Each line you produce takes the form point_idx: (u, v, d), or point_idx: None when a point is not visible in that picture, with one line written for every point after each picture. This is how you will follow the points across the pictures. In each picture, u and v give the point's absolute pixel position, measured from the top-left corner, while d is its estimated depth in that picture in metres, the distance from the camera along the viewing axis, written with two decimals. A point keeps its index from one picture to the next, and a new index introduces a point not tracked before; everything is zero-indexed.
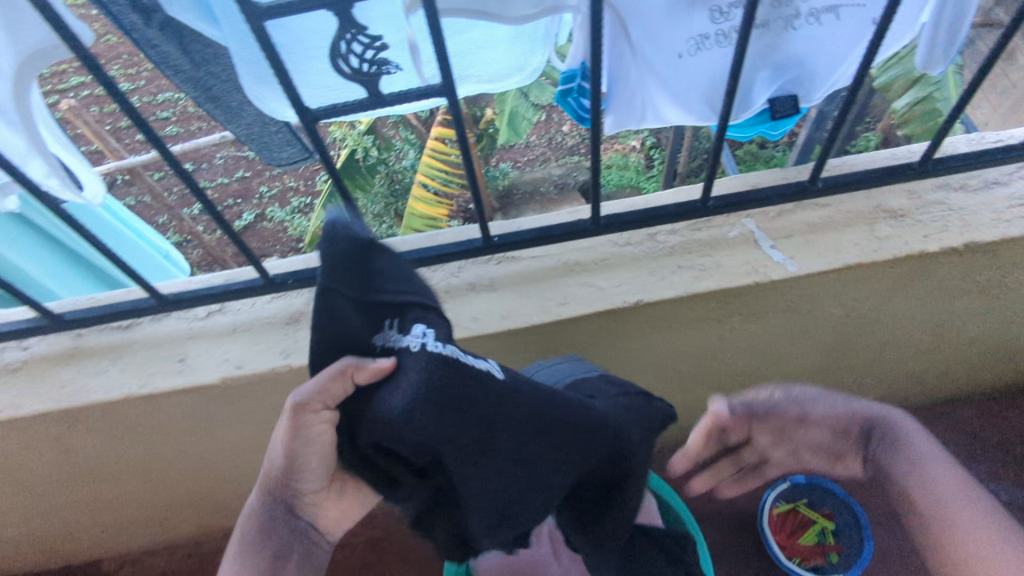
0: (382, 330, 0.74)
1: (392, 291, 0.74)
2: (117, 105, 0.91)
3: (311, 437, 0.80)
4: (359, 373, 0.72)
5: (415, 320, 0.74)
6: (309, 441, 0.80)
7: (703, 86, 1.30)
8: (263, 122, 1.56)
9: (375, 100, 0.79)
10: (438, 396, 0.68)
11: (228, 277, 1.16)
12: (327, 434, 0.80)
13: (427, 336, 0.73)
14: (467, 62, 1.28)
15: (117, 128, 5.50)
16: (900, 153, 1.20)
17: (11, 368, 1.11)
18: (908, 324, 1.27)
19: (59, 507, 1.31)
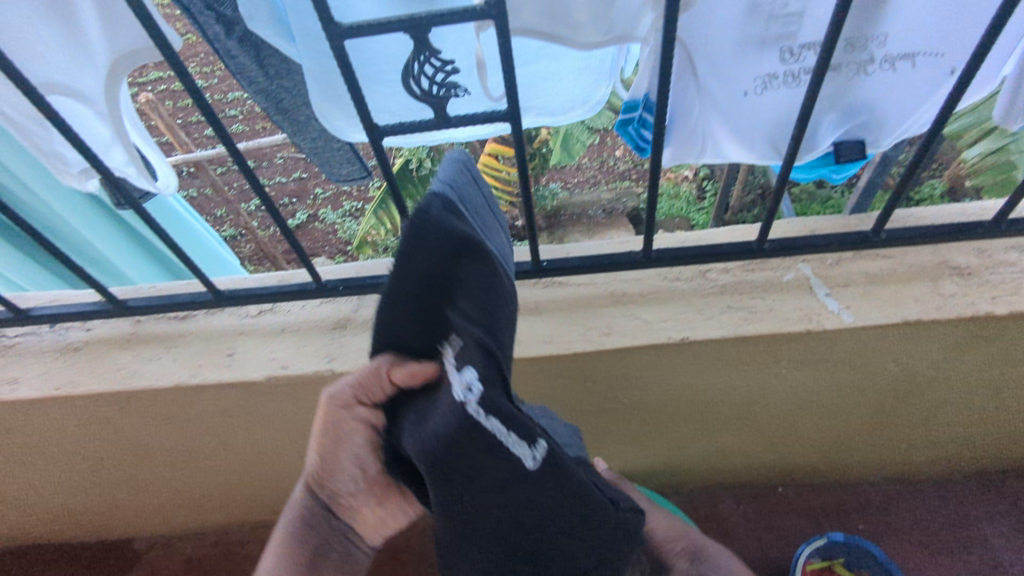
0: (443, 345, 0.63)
1: (461, 315, 0.62)
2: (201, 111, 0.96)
3: (344, 435, 0.79)
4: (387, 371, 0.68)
5: (474, 356, 0.60)
6: (341, 441, 0.79)
7: (766, 126, 1.28)
8: (328, 138, 1.61)
9: (441, 122, 0.81)
10: (448, 461, 0.58)
11: (282, 279, 1.19)
12: (360, 433, 0.79)
13: (471, 395, 0.58)
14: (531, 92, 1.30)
15: (187, 123, 5.77)
16: (971, 210, 1.16)
17: (74, 348, 1.17)
18: (968, 387, 1.20)
19: (101, 484, 1.36)
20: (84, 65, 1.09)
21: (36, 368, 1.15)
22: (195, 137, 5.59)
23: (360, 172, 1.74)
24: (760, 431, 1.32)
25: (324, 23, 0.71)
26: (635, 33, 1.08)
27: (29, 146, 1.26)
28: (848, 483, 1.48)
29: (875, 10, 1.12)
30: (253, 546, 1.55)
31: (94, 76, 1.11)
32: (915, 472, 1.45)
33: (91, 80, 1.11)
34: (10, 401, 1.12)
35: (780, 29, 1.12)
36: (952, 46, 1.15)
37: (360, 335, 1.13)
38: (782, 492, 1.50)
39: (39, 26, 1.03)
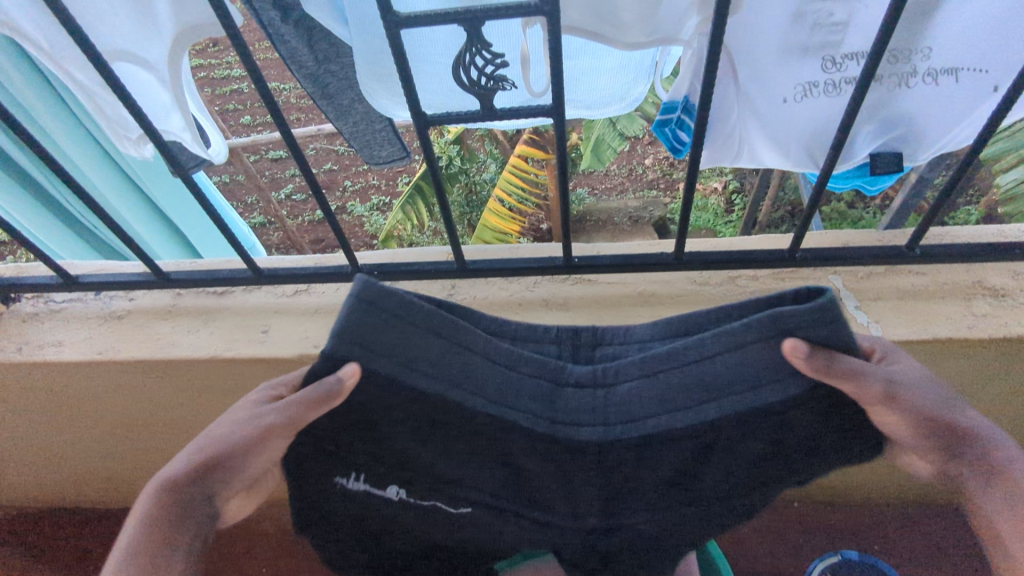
0: (348, 478, 0.79)
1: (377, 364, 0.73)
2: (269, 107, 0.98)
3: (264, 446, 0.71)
4: (333, 396, 0.70)
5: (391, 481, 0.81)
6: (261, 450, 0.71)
7: (803, 134, 1.29)
8: (370, 121, 1.64)
9: (486, 114, 0.84)
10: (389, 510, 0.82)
11: (317, 261, 1.22)
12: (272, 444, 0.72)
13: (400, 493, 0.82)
14: (571, 86, 1.33)
15: (223, 111, 5.90)
16: (1009, 231, 1.15)
17: (117, 315, 1.22)
18: (996, 410, 1.19)
19: (129, 452, 1.40)
20: (151, 33, 1.16)
21: (80, 333, 1.20)
22: (231, 124, 5.71)
23: (399, 153, 1.77)
24: None
25: (382, 11, 0.73)
26: (679, 36, 1.10)
27: (93, 108, 1.33)
28: None
29: (919, 23, 1.12)
30: None
31: (158, 46, 1.18)
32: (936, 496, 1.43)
33: (155, 49, 1.19)
34: (54, 363, 1.16)
35: (823, 38, 1.13)
36: (996, 63, 1.14)
37: None
38: None
39: None
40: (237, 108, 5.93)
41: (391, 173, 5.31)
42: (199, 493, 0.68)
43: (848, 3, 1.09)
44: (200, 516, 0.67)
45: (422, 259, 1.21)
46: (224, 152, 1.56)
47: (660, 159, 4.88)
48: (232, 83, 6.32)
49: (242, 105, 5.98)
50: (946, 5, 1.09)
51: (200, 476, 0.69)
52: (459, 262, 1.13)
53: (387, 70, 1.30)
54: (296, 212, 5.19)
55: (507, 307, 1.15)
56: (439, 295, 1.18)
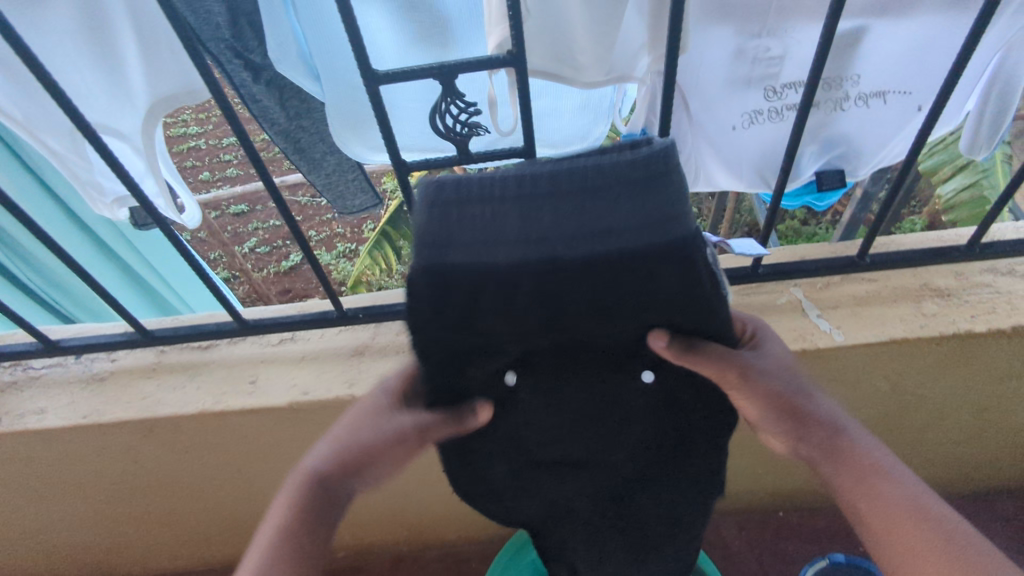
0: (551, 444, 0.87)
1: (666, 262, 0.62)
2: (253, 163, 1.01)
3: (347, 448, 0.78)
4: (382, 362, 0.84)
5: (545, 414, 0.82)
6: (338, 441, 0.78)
7: (754, 159, 1.39)
8: (342, 171, 1.70)
9: (463, 158, 0.89)
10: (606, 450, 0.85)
11: (300, 308, 1.24)
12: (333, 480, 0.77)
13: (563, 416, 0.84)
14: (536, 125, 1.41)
15: (182, 168, 5.89)
16: (947, 236, 1.24)
17: (100, 378, 1.21)
18: (954, 403, 1.27)
19: (115, 517, 1.38)
20: (125, 103, 1.22)
21: (63, 398, 1.18)
22: (191, 180, 5.69)
23: (372, 200, 1.82)
24: (761, 452, 1.36)
25: (362, 70, 0.79)
26: (633, 73, 1.20)
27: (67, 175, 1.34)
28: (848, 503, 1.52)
29: (849, 54, 1.23)
30: None
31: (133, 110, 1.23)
32: None
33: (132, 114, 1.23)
34: (37, 430, 1.15)
35: (762, 71, 1.23)
36: (918, 85, 1.26)
37: (378, 361, 1.18)
38: (783, 516, 1.54)
39: (83, 71, 1.15)
40: (195, 165, 5.93)
41: (357, 220, 5.36)
42: (340, 490, 0.77)
43: (782, 40, 1.18)
44: (335, 515, 0.76)
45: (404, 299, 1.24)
46: (196, 217, 1.58)
47: None
48: (189, 141, 6.33)
49: (200, 161, 5.98)
50: (873, 37, 1.20)
51: (348, 477, 0.77)
52: None
53: (361, 120, 1.38)
54: (261, 264, 5.17)
55: None
56: None
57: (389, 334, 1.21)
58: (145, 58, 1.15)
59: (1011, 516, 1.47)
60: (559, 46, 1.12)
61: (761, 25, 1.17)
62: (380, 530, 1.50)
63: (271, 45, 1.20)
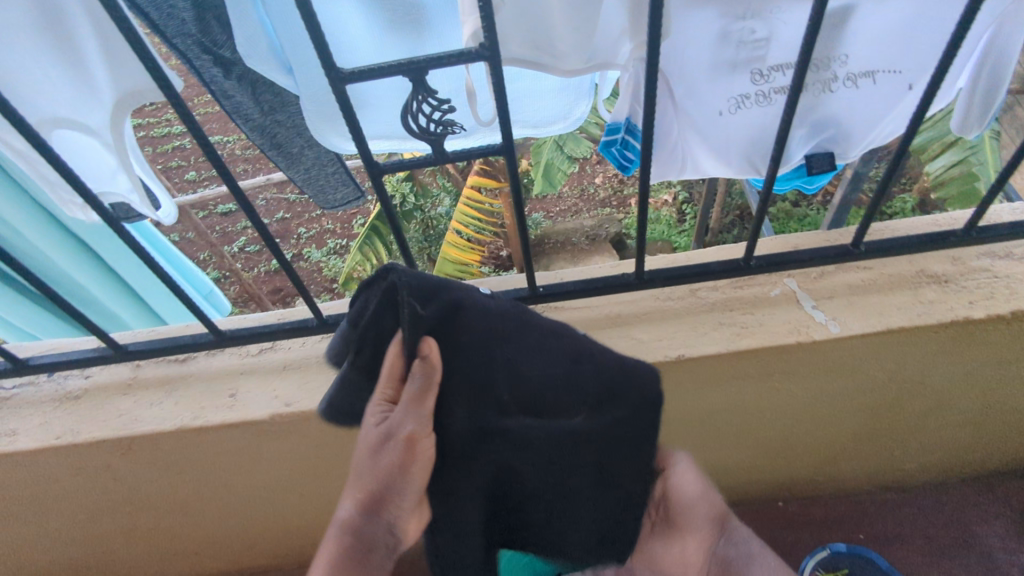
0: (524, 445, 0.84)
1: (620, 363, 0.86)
2: (217, 167, 0.97)
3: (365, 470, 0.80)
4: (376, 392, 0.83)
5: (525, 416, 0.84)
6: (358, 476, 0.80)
7: (742, 145, 1.36)
8: (321, 164, 1.66)
9: (438, 158, 0.85)
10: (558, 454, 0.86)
11: (280, 316, 1.21)
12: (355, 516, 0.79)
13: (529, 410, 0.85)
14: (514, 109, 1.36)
15: (166, 168, 5.80)
16: (943, 219, 1.21)
17: (74, 396, 1.17)
18: (954, 389, 1.24)
19: (101, 536, 1.35)
20: (90, 99, 1.17)
21: (35, 418, 1.14)
22: (176, 181, 5.62)
23: (354, 194, 1.78)
24: (759, 445, 1.34)
25: (326, 67, 0.74)
26: (615, 59, 1.14)
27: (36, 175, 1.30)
28: (846, 492, 1.51)
29: (836, 33, 1.19)
30: None
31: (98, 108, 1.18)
32: (908, 479, 1.48)
33: (97, 113, 1.19)
34: (9, 454, 1.11)
35: (748, 54, 1.19)
36: (909, 64, 1.22)
37: None
38: (783, 507, 1.52)
39: (43, 66, 1.10)
40: (180, 165, 5.85)
41: (346, 216, 5.31)
42: (375, 526, 0.79)
43: (768, 21, 1.15)
44: (381, 556, 0.79)
45: None
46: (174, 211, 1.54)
47: (610, 176, 5.00)
48: (174, 140, 6.24)
49: (184, 161, 5.90)
50: (860, 16, 1.17)
51: (376, 512, 0.79)
52: None
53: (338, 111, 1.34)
54: (251, 263, 5.11)
55: None
56: None
57: None
58: (105, 53, 1.10)
59: (1011, 500, 1.46)
60: (537, 32, 1.08)
61: (745, 7, 1.12)
62: None
63: (239, 39, 1.15)
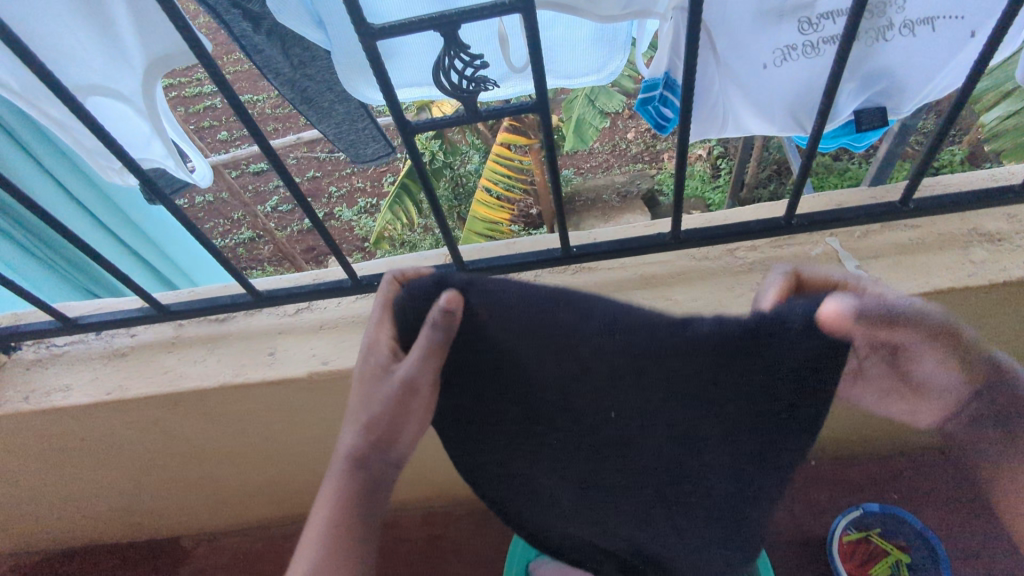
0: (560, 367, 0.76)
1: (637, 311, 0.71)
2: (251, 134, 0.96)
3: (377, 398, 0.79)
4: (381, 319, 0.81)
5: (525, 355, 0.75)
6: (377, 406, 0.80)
7: (786, 99, 1.30)
8: (353, 120, 1.67)
9: (471, 117, 0.83)
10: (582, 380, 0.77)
11: (315, 277, 1.22)
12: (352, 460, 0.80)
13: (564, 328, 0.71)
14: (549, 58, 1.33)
15: (199, 128, 5.87)
16: (999, 174, 1.15)
17: (121, 353, 1.21)
18: (1002, 352, 1.20)
19: (153, 484, 1.42)
20: None
21: (86, 374, 1.19)
22: (210, 142, 5.68)
23: (384, 149, 1.82)
24: None
25: (356, 24, 0.72)
26: (654, 8, 1.11)
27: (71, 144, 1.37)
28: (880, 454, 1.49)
29: None
30: (296, 539, 1.62)
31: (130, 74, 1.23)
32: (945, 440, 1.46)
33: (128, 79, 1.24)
34: (65, 408, 1.16)
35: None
36: (971, 9, 1.20)
37: None
38: (816, 465, 1.50)
39: None
40: (212, 125, 5.90)
41: (376, 174, 5.31)
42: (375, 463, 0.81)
43: None
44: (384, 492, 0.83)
45: (420, 264, 1.21)
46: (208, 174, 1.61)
47: (642, 132, 4.88)
48: (205, 101, 6.28)
49: (216, 121, 5.95)
50: None
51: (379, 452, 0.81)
52: (458, 264, 1.12)
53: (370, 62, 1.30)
54: (284, 223, 5.17)
55: None
56: None
57: None
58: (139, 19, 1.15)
59: None
60: None
61: None
62: (409, 490, 1.52)
63: None
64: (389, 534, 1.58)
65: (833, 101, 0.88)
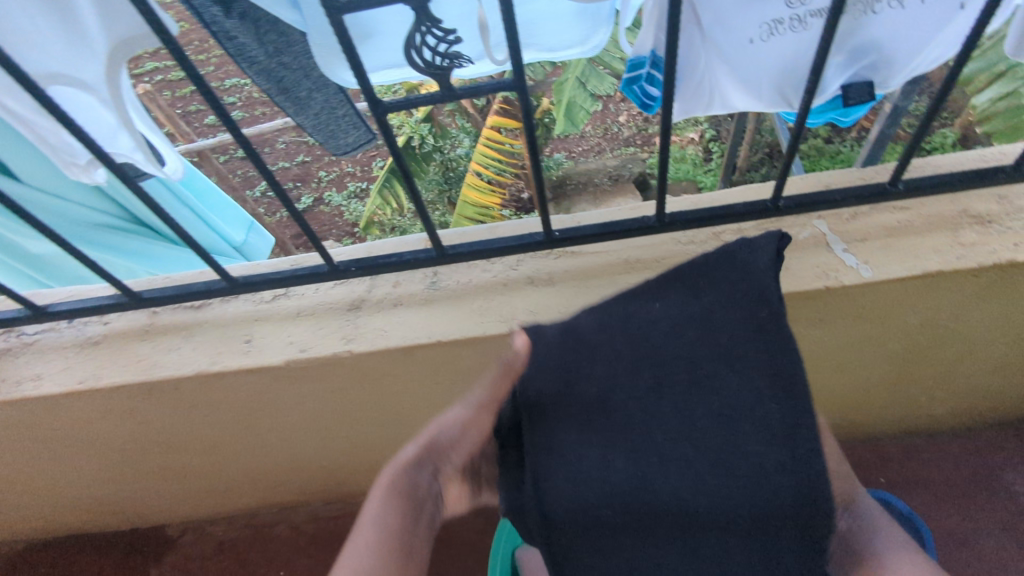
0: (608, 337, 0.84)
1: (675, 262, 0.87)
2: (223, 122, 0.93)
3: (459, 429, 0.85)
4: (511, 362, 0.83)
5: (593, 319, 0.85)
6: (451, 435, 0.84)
7: (773, 77, 1.27)
8: (331, 109, 1.64)
9: (445, 96, 0.80)
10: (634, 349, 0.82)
11: (293, 263, 1.19)
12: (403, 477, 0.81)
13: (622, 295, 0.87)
14: (531, 32, 1.29)
15: (186, 112, 5.77)
16: (989, 155, 1.13)
17: (94, 341, 1.18)
18: (990, 336, 1.19)
19: (133, 474, 1.40)
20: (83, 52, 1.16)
21: (58, 364, 1.16)
22: (197, 127, 5.60)
23: (367, 133, 1.75)
24: None
25: None
26: None
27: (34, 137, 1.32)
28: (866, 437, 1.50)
29: None
30: (282, 526, 1.61)
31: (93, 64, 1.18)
32: (931, 424, 1.47)
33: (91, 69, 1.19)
34: (36, 398, 1.13)
35: None
36: None
37: (375, 315, 1.13)
38: None
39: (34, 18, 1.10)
40: (199, 109, 5.80)
41: (365, 158, 5.24)
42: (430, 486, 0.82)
43: None
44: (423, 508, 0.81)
45: (401, 248, 1.19)
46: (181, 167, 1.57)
47: (634, 115, 4.83)
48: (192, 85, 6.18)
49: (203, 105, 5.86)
50: None
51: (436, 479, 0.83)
52: (437, 248, 1.09)
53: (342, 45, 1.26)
54: (273, 209, 5.12)
55: (491, 289, 1.13)
56: (422, 284, 1.15)
57: (386, 287, 1.16)
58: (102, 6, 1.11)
59: None
60: None
61: None
62: None
63: None
64: None
65: (820, 77, 0.85)
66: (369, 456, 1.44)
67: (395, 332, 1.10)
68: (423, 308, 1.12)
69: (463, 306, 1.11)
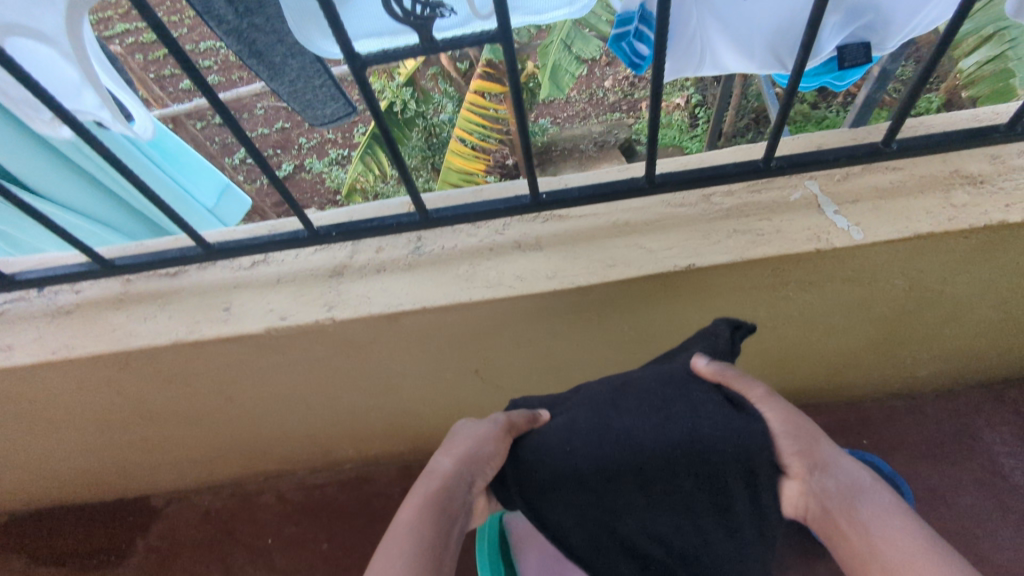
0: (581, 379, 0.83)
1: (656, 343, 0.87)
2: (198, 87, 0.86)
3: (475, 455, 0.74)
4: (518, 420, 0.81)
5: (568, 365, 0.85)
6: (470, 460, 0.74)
7: (764, 35, 1.23)
8: (307, 78, 1.59)
9: (426, 48, 0.76)
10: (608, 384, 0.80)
11: (271, 229, 1.15)
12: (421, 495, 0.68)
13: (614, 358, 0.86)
14: None
15: (160, 77, 5.58)
16: (982, 114, 1.11)
17: (65, 311, 1.14)
18: (976, 298, 1.19)
19: (114, 445, 1.37)
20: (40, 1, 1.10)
21: (28, 334, 1.12)
22: (171, 92, 5.42)
23: (344, 109, 1.73)
24: (766, 354, 1.31)
25: None
26: None
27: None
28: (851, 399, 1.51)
29: None
30: (269, 495, 1.60)
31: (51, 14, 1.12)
32: (914, 387, 1.48)
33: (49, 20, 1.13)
34: (6, 369, 1.09)
35: None
36: None
37: (358, 282, 1.10)
38: None
39: None
40: (173, 73, 5.61)
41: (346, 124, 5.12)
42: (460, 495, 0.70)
43: None
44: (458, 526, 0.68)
45: (383, 213, 1.15)
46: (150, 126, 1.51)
47: (620, 79, 4.74)
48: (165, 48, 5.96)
49: (177, 69, 5.66)
50: None
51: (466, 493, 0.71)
52: (421, 212, 1.06)
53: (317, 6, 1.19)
54: (253, 176, 5.00)
55: (477, 254, 1.10)
56: (405, 250, 1.12)
57: (368, 253, 1.13)
58: None
59: (1015, 407, 1.47)
60: None
61: None
62: (384, 443, 1.51)
63: None
64: (365, 488, 1.59)
65: (817, 32, 0.81)
66: (356, 425, 1.43)
67: (378, 298, 1.07)
68: (407, 274, 1.09)
69: (448, 272, 1.08)
